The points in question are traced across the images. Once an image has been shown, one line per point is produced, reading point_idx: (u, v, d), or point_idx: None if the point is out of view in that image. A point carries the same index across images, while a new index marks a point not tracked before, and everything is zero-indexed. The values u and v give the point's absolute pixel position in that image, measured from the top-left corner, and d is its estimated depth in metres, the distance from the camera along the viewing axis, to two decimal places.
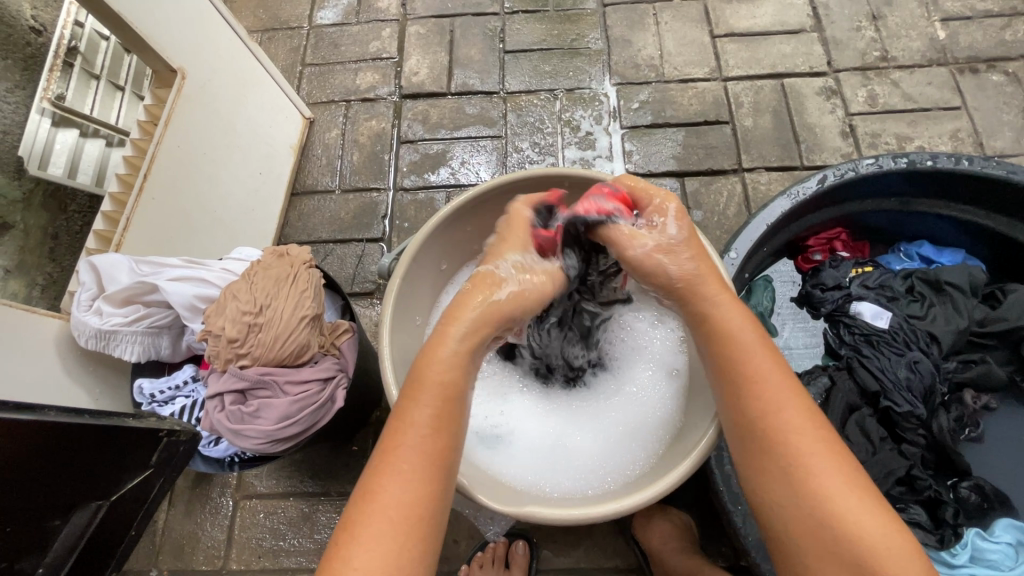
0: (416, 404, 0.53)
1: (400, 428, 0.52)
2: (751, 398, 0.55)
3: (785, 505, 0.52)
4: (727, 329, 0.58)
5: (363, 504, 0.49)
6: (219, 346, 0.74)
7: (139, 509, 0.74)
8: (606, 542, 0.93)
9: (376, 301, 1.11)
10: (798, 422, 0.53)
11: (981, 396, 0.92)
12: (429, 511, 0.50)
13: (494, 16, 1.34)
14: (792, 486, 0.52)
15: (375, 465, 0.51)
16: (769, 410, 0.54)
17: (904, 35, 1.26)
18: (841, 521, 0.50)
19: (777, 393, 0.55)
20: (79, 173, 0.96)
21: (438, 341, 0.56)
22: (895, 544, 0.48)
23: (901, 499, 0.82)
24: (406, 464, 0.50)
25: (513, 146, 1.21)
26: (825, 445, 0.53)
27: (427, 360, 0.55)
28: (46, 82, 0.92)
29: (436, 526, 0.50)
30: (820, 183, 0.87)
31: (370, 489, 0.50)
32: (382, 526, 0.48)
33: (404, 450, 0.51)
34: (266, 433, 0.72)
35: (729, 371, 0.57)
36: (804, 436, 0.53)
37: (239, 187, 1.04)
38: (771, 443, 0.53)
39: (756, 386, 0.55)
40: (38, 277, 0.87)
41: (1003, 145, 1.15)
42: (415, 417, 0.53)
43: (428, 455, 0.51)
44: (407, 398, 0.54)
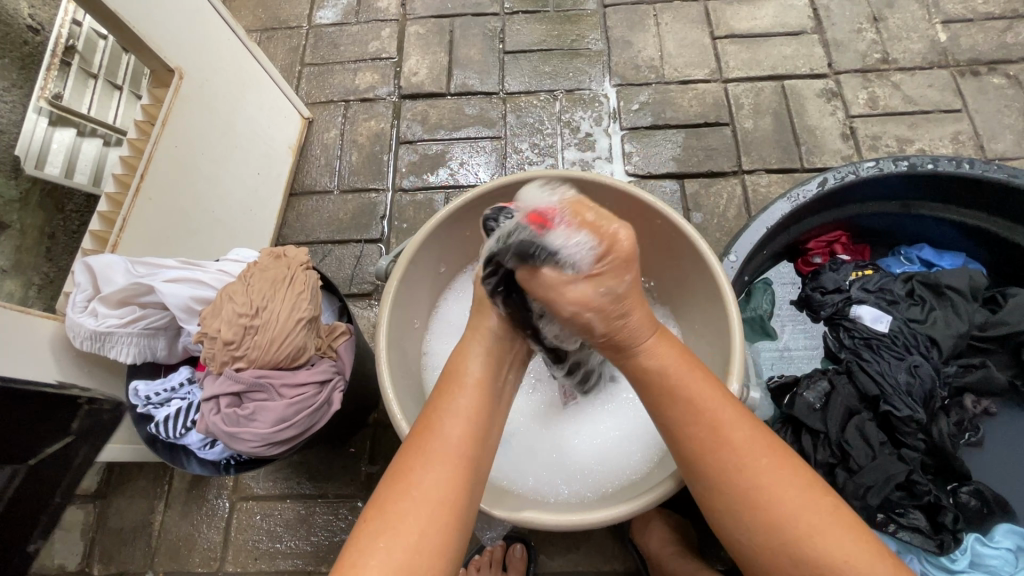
0: (451, 396, 0.57)
1: (434, 419, 0.55)
2: (701, 427, 0.55)
3: (743, 523, 0.53)
4: (657, 371, 0.57)
5: (395, 484, 0.51)
6: (214, 348, 0.73)
7: (68, 478, 0.55)
8: (604, 545, 0.93)
9: (374, 302, 1.11)
10: (748, 439, 0.54)
11: (982, 401, 0.92)
12: (459, 502, 0.52)
13: (495, 16, 1.33)
14: (746, 506, 0.53)
15: (411, 455, 0.53)
16: (719, 430, 0.55)
17: (905, 37, 1.25)
18: (800, 530, 0.51)
19: (724, 417, 0.55)
20: (77, 173, 0.95)
21: (467, 358, 0.60)
22: (856, 554, 0.50)
23: (901, 505, 0.80)
24: (444, 459, 0.53)
25: (513, 147, 1.21)
26: (777, 456, 0.54)
27: (459, 371, 0.59)
28: (43, 81, 0.91)
29: (466, 517, 0.52)
30: (820, 186, 0.87)
31: (400, 473, 0.52)
32: (420, 511, 0.49)
33: (437, 439, 0.54)
34: (261, 436, 0.72)
35: (675, 405, 0.56)
36: (755, 453, 0.54)
37: (237, 187, 1.04)
38: (725, 469, 0.54)
39: (703, 414, 0.55)
40: (36, 276, 0.88)
41: (1004, 148, 1.15)
42: (450, 409, 0.56)
43: (461, 447, 0.54)
44: (443, 392, 0.58)
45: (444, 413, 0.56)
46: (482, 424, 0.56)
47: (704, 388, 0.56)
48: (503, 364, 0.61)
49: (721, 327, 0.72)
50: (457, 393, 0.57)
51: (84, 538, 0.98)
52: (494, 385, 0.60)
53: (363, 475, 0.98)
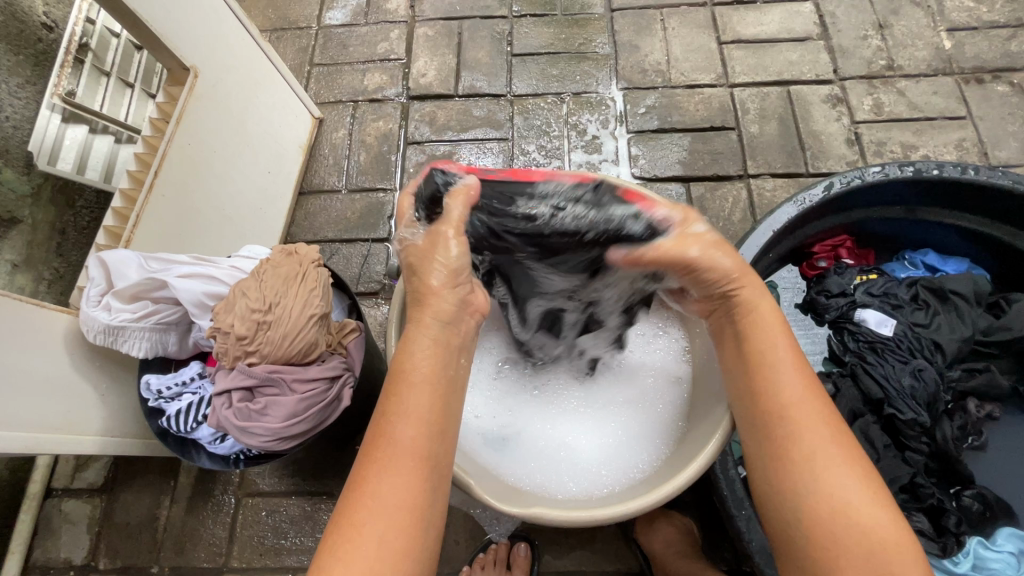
0: (398, 397, 0.53)
1: (386, 421, 0.52)
2: (777, 385, 0.55)
3: (798, 494, 0.52)
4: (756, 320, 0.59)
5: (352, 495, 0.49)
6: (227, 343, 0.74)
7: None
8: (608, 546, 0.93)
9: (381, 301, 1.12)
10: (817, 411, 0.54)
11: (985, 406, 0.93)
12: (417, 506, 0.49)
13: (503, 19, 1.34)
14: (805, 473, 0.52)
15: (365, 463, 0.50)
16: (790, 396, 0.54)
17: (910, 44, 1.26)
18: (847, 503, 0.50)
19: (796, 382, 0.55)
20: (88, 169, 0.95)
21: (412, 353, 0.55)
22: (900, 542, 0.49)
23: (904, 507, 0.81)
24: (400, 463, 0.50)
25: (520, 149, 1.22)
26: (837, 434, 0.53)
27: (407, 369, 0.54)
28: (57, 77, 0.91)
29: (429, 520, 0.50)
30: (826, 190, 0.87)
31: (357, 484, 0.50)
32: (378, 524, 0.48)
33: (390, 442, 0.51)
34: (273, 431, 0.73)
35: (756, 353, 0.57)
36: (820, 425, 0.53)
37: (248, 185, 1.05)
38: (793, 431, 0.53)
39: (780, 372, 0.56)
40: (46, 271, 0.90)
41: (1008, 155, 1.15)
42: (400, 410, 0.52)
43: (415, 450, 0.50)
44: (391, 389, 0.54)
45: (393, 415, 0.52)
46: (437, 419, 0.53)
47: (784, 345, 0.57)
48: (451, 353, 0.57)
49: None
50: (406, 392, 0.53)
51: (89, 533, 0.99)
52: (447, 376, 0.55)
53: None
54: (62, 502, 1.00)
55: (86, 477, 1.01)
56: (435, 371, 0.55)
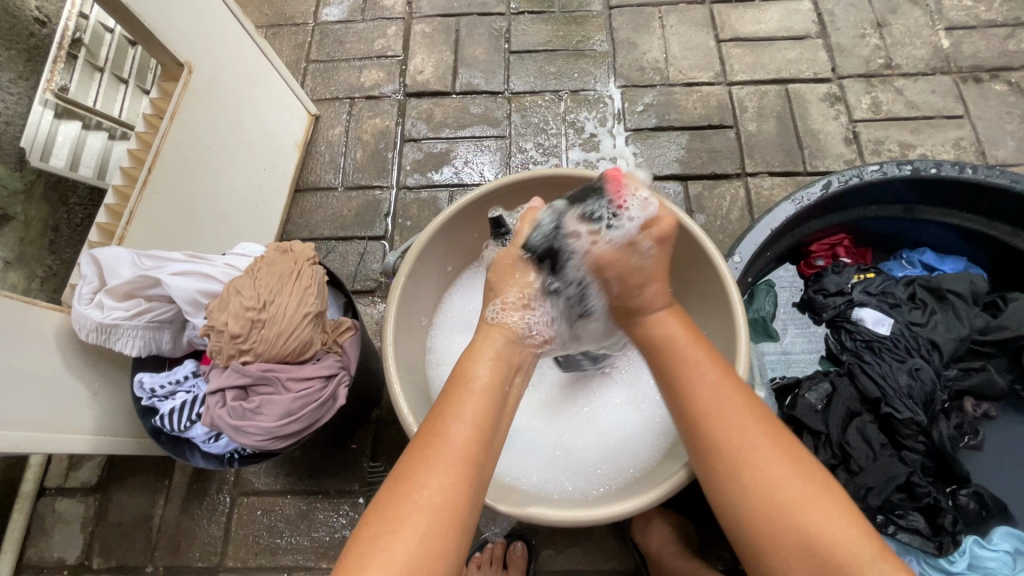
0: (457, 403, 0.55)
1: (443, 420, 0.54)
2: (696, 396, 0.57)
3: (731, 496, 0.53)
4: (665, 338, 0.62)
5: (400, 486, 0.50)
6: (220, 341, 0.73)
7: None
8: (605, 545, 0.93)
9: (377, 299, 1.11)
10: (741, 413, 0.55)
11: (982, 405, 0.93)
12: (461, 507, 0.50)
13: (500, 16, 1.34)
14: (734, 476, 0.53)
15: (417, 458, 0.52)
16: (709, 405, 0.56)
17: (908, 43, 1.26)
18: (785, 503, 0.51)
19: (716, 391, 0.57)
20: (81, 166, 0.95)
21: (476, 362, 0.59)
22: (844, 533, 0.49)
23: (901, 507, 0.81)
24: (451, 463, 0.51)
25: (518, 146, 1.21)
26: (768, 431, 0.55)
27: (468, 376, 0.58)
28: (49, 74, 0.91)
29: (468, 523, 0.51)
30: (824, 189, 0.87)
31: (407, 474, 0.51)
32: (424, 519, 0.48)
33: (444, 440, 0.53)
34: (266, 430, 0.72)
35: (669, 365, 0.60)
36: (746, 425, 0.55)
37: (243, 183, 1.04)
38: (719, 437, 0.55)
39: (703, 382, 0.58)
40: (39, 269, 0.88)
41: (1005, 154, 1.15)
42: (456, 413, 0.55)
43: (467, 453, 0.52)
44: (450, 392, 0.57)
45: (448, 417, 0.54)
46: (489, 429, 0.55)
47: (699, 352, 0.60)
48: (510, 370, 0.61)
49: (726, 326, 0.72)
50: (464, 397, 0.56)
51: (83, 532, 0.98)
52: (502, 392, 0.58)
53: (365, 472, 0.98)
54: (56, 501, 0.99)
55: (80, 476, 1.01)
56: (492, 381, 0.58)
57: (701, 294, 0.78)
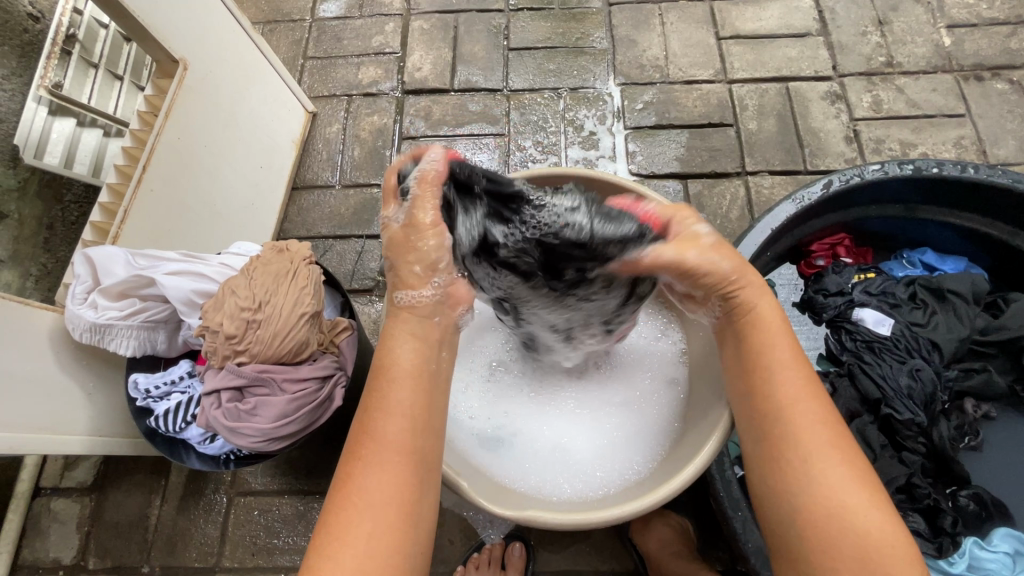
0: (382, 395, 0.53)
1: (369, 419, 0.52)
2: (775, 390, 0.55)
3: (792, 500, 0.52)
4: (755, 320, 0.58)
5: (339, 491, 0.50)
6: (215, 342, 0.73)
7: None
8: (603, 545, 0.92)
9: (375, 297, 1.10)
10: (816, 416, 0.53)
11: (982, 406, 0.93)
12: (407, 502, 0.50)
13: (499, 13, 1.32)
14: (798, 480, 0.52)
15: (352, 462, 0.51)
16: (788, 400, 0.54)
17: (910, 41, 1.25)
18: (846, 507, 0.50)
19: (796, 383, 0.55)
20: (76, 164, 0.93)
21: (395, 349, 0.56)
22: (898, 547, 0.48)
23: (900, 507, 0.81)
24: (386, 461, 0.50)
25: (516, 144, 1.20)
26: (836, 439, 0.53)
27: (390, 363, 0.55)
28: (43, 70, 0.88)
29: (416, 518, 0.50)
30: (825, 189, 0.86)
31: (344, 481, 0.50)
32: (370, 522, 0.48)
33: (376, 438, 0.51)
34: (262, 432, 0.72)
35: (753, 352, 0.57)
36: (816, 428, 0.53)
37: (239, 180, 1.03)
38: (794, 438, 0.53)
39: (784, 377, 0.55)
40: (33, 267, 0.88)
41: (1007, 153, 1.15)
42: (383, 405, 0.53)
43: (400, 446, 0.51)
44: (375, 384, 0.55)
45: (376, 411, 0.53)
46: (423, 417, 0.53)
47: (784, 347, 0.56)
48: None
49: None
50: (391, 388, 0.54)
51: (79, 532, 0.97)
52: (431, 368, 0.56)
53: None
54: (51, 501, 0.99)
55: (76, 475, 1.00)
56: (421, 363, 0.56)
57: None
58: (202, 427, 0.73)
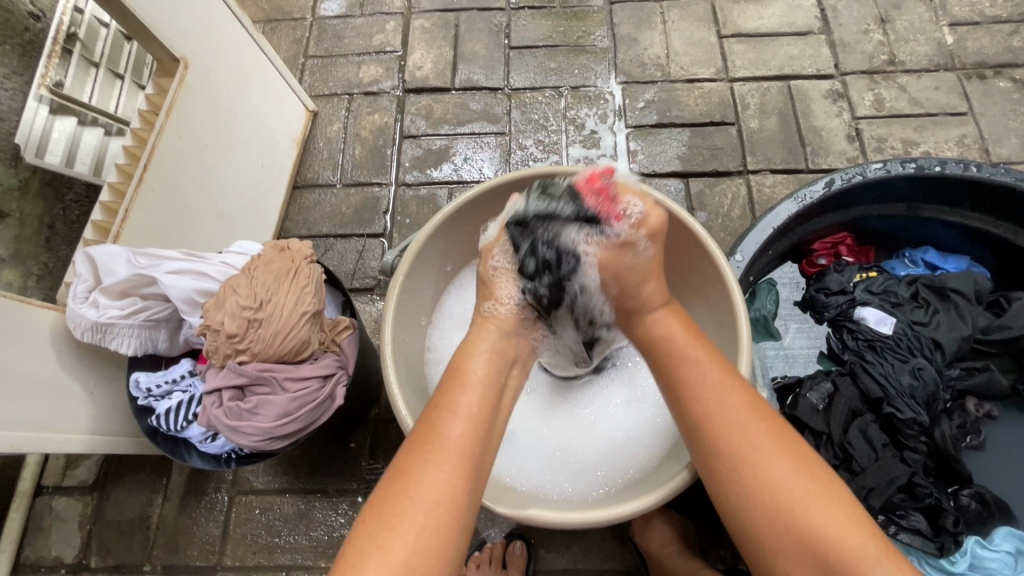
0: (455, 396, 0.55)
1: (437, 416, 0.54)
2: (700, 398, 0.56)
3: (749, 513, 0.52)
4: (666, 338, 0.61)
5: (395, 481, 0.51)
6: (217, 341, 0.72)
7: None
8: (604, 544, 0.92)
9: (376, 296, 1.10)
10: (751, 427, 0.54)
11: (984, 405, 0.92)
12: (461, 502, 0.51)
13: (500, 11, 1.32)
14: (749, 493, 0.53)
15: (413, 456, 0.52)
16: (713, 403, 0.56)
17: (912, 39, 1.25)
18: (788, 498, 0.51)
19: (717, 389, 0.56)
20: (77, 162, 0.94)
21: (472, 353, 0.59)
22: (843, 526, 0.50)
23: (902, 507, 0.80)
24: (447, 459, 0.51)
25: (517, 143, 1.20)
26: (775, 441, 0.54)
27: (463, 369, 0.58)
28: (44, 68, 0.89)
29: (465, 521, 0.51)
30: (827, 187, 0.86)
31: (402, 472, 0.51)
32: (422, 518, 0.48)
33: (441, 438, 0.53)
34: (263, 431, 0.72)
35: (674, 367, 0.59)
36: (747, 426, 0.54)
37: (239, 179, 1.03)
38: (726, 440, 0.54)
39: (707, 382, 0.57)
40: (34, 266, 0.87)
41: (1009, 151, 1.14)
42: (452, 406, 0.55)
43: (461, 448, 0.52)
44: (447, 386, 0.57)
45: (443, 411, 0.55)
46: (484, 423, 0.55)
47: (698, 353, 0.59)
48: (506, 360, 0.61)
49: (729, 329, 0.72)
50: (460, 390, 0.56)
51: (81, 530, 0.98)
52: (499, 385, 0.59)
53: (363, 470, 0.97)
54: (53, 500, 0.99)
55: (78, 474, 1.00)
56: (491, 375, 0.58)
57: (699, 294, 0.78)
58: (206, 427, 0.73)
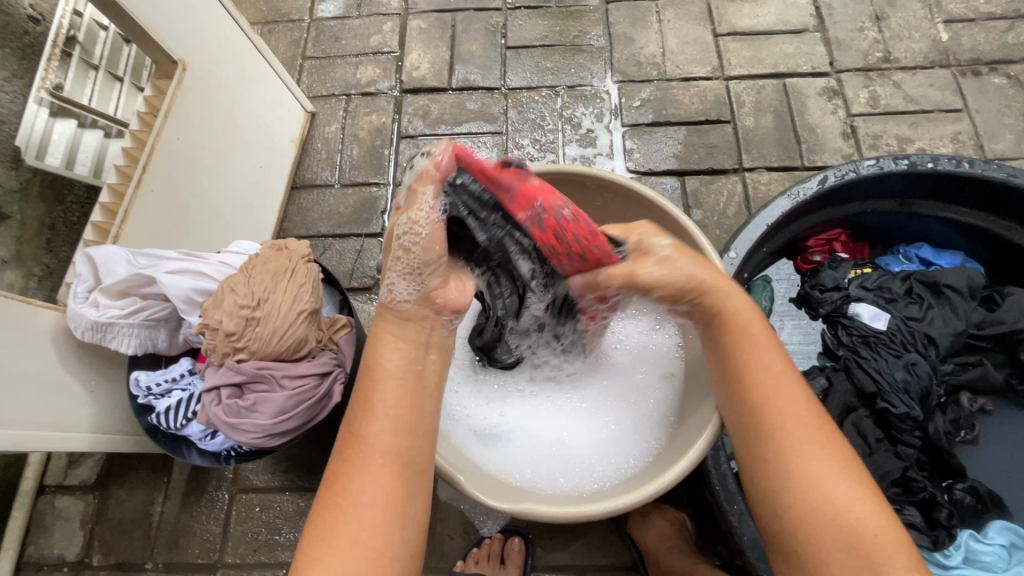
0: (373, 398, 0.54)
1: (358, 421, 0.53)
2: (757, 390, 0.56)
3: (780, 492, 0.52)
4: (732, 322, 0.59)
5: (327, 494, 0.51)
6: (215, 339, 0.73)
7: None
8: (601, 540, 0.93)
9: (374, 295, 1.11)
10: (796, 412, 0.54)
11: (978, 399, 0.93)
12: (394, 507, 0.50)
13: (497, 11, 1.33)
14: (777, 465, 0.53)
15: (338, 465, 0.52)
16: (767, 395, 0.55)
17: (907, 36, 1.25)
18: (829, 498, 0.51)
19: (775, 383, 0.56)
20: (77, 165, 0.94)
21: (385, 350, 0.57)
22: (884, 533, 0.49)
23: (896, 501, 0.82)
24: (374, 460, 0.51)
25: (514, 142, 1.21)
26: (819, 429, 0.54)
27: (377, 366, 0.56)
28: (44, 71, 0.89)
29: (403, 525, 0.51)
30: (820, 184, 0.87)
31: (333, 484, 0.51)
32: (354, 527, 0.49)
33: (364, 444, 0.52)
34: (262, 428, 0.72)
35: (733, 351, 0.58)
36: (800, 424, 0.54)
37: (237, 179, 1.03)
38: (777, 434, 0.54)
39: (763, 375, 0.56)
40: (36, 267, 0.89)
41: (1004, 148, 1.15)
42: (371, 410, 0.53)
43: (384, 450, 0.52)
44: (364, 387, 0.55)
45: (361, 412, 0.54)
46: (406, 417, 0.54)
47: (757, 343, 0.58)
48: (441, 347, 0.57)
49: None
50: (377, 389, 0.54)
51: (83, 529, 0.99)
52: (418, 372, 0.57)
53: None
54: (55, 499, 1.00)
55: (79, 473, 1.01)
56: (406, 367, 0.56)
57: None
58: (203, 425, 0.74)
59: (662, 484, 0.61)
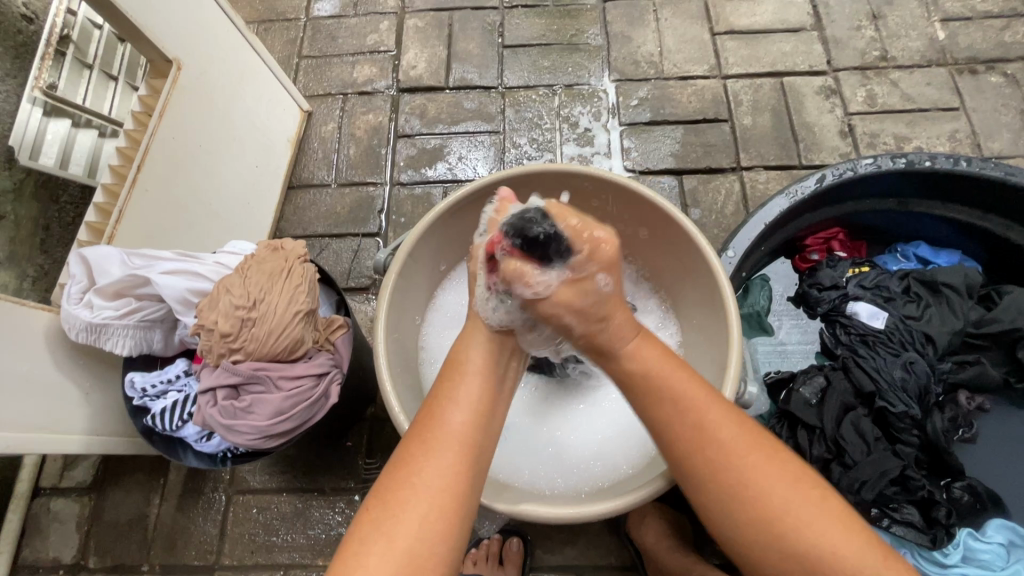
0: (454, 393, 0.57)
1: (437, 410, 0.57)
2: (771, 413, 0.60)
3: None
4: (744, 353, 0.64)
5: (395, 477, 0.52)
6: (211, 341, 0.73)
7: None
8: (599, 540, 0.93)
9: (371, 295, 1.11)
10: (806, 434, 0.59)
11: (976, 397, 0.93)
12: (459, 492, 0.53)
13: (494, 10, 1.32)
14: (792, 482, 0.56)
15: (413, 447, 0.54)
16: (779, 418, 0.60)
17: (904, 35, 1.25)
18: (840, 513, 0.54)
19: None
20: (71, 165, 0.92)
21: (468, 349, 0.62)
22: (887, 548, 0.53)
23: (894, 499, 0.81)
24: (448, 447, 0.54)
25: (512, 142, 1.21)
26: None
27: (460, 362, 0.61)
28: (38, 71, 0.89)
29: (463, 513, 0.52)
30: (818, 183, 0.87)
31: (403, 466, 0.53)
32: (423, 504, 0.50)
33: (440, 432, 0.55)
34: (259, 429, 0.72)
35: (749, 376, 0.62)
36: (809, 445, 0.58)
37: (233, 179, 1.03)
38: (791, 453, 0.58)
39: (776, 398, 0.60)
40: (30, 268, 0.89)
41: (1001, 146, 1.15)
42: (451, 398, 0.57)
43: (460, 438, 0.55)
44: (447, 378, 0.60)
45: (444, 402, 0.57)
46: (480, 414, 0.57)
47: None
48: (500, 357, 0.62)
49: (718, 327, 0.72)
50: (458, 384, 0.59)
51: (79, 531, 0.98)
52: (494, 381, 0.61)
53: (360, 469, 0.98)
54: (51, 501, 0.99)
55: (75, 475, 1.01)
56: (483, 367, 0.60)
57: (692, 295, 0.78)
58: (199, 426, 0.74)
59: (660, 484, 0.61)
